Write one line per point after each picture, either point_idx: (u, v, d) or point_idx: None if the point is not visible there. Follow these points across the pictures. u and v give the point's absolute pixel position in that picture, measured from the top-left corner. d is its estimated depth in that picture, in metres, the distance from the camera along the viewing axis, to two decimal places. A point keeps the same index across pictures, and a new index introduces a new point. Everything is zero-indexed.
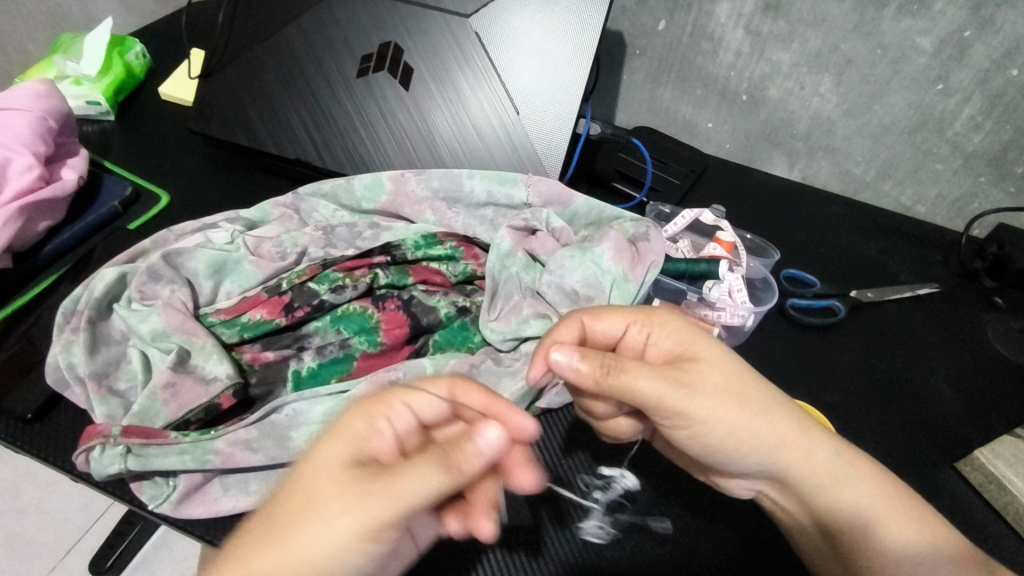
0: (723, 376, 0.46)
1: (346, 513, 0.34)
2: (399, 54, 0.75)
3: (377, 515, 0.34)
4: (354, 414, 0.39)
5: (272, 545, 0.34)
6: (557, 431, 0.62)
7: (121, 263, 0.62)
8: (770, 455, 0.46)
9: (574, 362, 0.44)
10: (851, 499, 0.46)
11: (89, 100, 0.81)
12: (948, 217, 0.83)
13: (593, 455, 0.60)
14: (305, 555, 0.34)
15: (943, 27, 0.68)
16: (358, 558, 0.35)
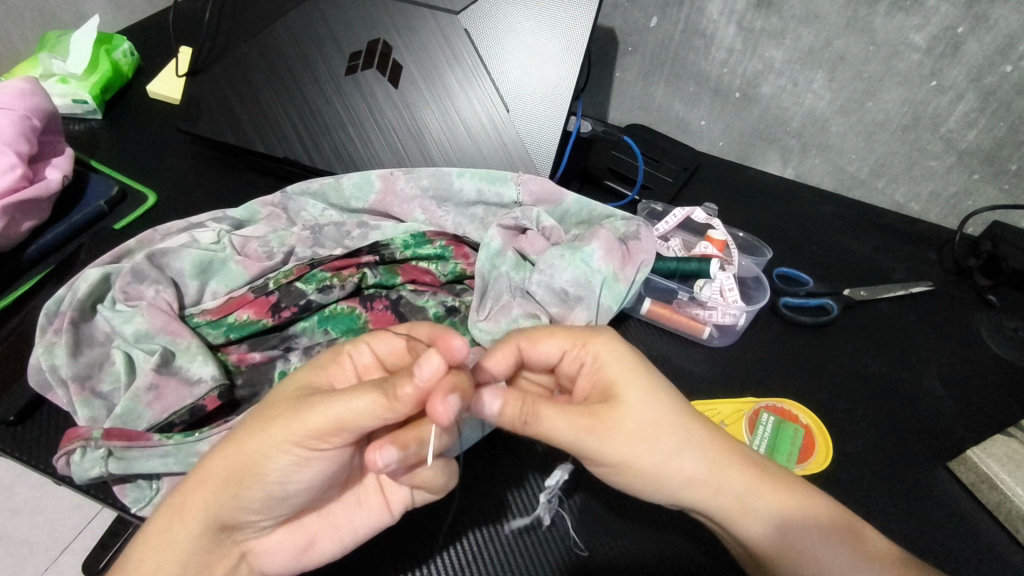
0: (646, 416, 0.44)
1: (280, 427, 0.39)
2: (388, 51, 0.75)
3: (311, 425, 0.38)
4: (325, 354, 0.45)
5: (230, 448, 0.40)
6: (488, 455, 0.60)
7: (105, 263, 0.62)
8: (682, 491, 0.45)
9: (496, 405, 0.42)
10: (762, 527, 0.44)
11: (76, 98, 0.80)
12: (942, 214, 0.82)
13: (526, 476, 0.59)
14: (248, 460, 0.39)
15: (936, 23, 0.67)
16: (289, 464, 0.40)
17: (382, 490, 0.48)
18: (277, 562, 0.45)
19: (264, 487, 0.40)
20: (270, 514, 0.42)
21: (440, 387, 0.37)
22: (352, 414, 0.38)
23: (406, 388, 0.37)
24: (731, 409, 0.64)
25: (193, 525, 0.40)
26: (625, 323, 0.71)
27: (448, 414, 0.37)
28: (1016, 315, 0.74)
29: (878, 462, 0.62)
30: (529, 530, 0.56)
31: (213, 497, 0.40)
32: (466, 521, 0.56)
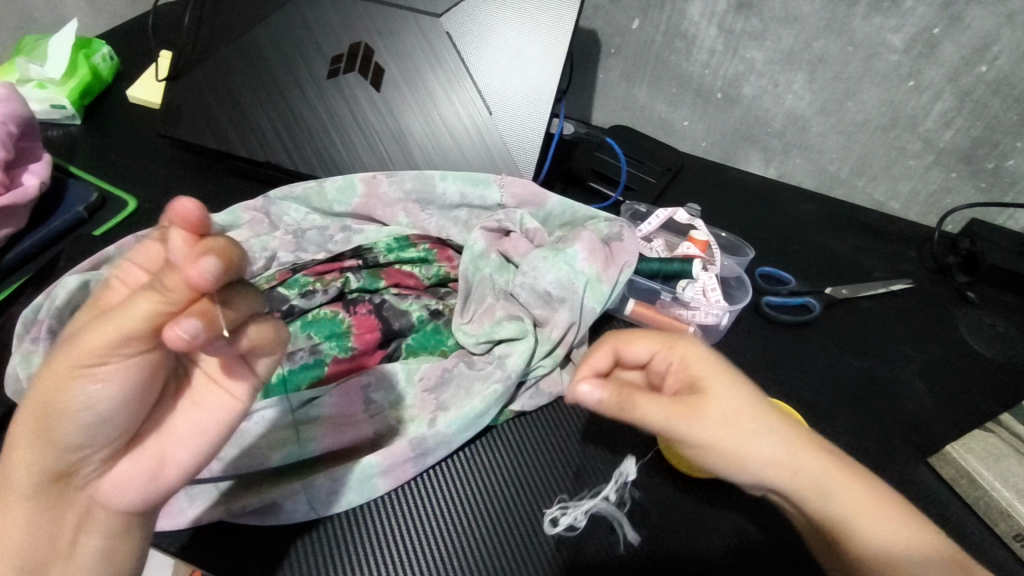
0: (730, 406, 0.44)
1: (66, 353, 0.36)
2: (370, 54, 0.74)
3: (97, 343, 0.35)
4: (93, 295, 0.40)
5: (34, 408, 0.37)
6: (526, 436, 0.61)
7: (84, 270, 0.61)
8: (761, 474, 0.44)
9: (597, 392, 0.43)
10: (836, 505, 0.43)
11: (55, 103, 0.80)
12: (921, 213, 0.83)
13: (575, 456, 0.59)
14: (45, 399, 0.36)
15: (913, 24, 0.68)
16: (97, 391, 0.36)
17: (216, 380, 0.41)
18: (126, 493, 0.40)
19: (72, 422, 0.36)
20: (105, 441, 0.38)
21: (196, 254, 0.34)
22: (134, 319, 0.34)
23: (170, 278, 0.34)
24: None
25: (28, 480, 0.37)
26: (610, 324, 0.70)
27: (207, 276, 0.33)
28: (994, 311, 0.75)
29: (860, 459, 0.63)
30: (531, 519, 0.55)
31: (30, 448, 0.37)
32: (446, 526, 0.54)
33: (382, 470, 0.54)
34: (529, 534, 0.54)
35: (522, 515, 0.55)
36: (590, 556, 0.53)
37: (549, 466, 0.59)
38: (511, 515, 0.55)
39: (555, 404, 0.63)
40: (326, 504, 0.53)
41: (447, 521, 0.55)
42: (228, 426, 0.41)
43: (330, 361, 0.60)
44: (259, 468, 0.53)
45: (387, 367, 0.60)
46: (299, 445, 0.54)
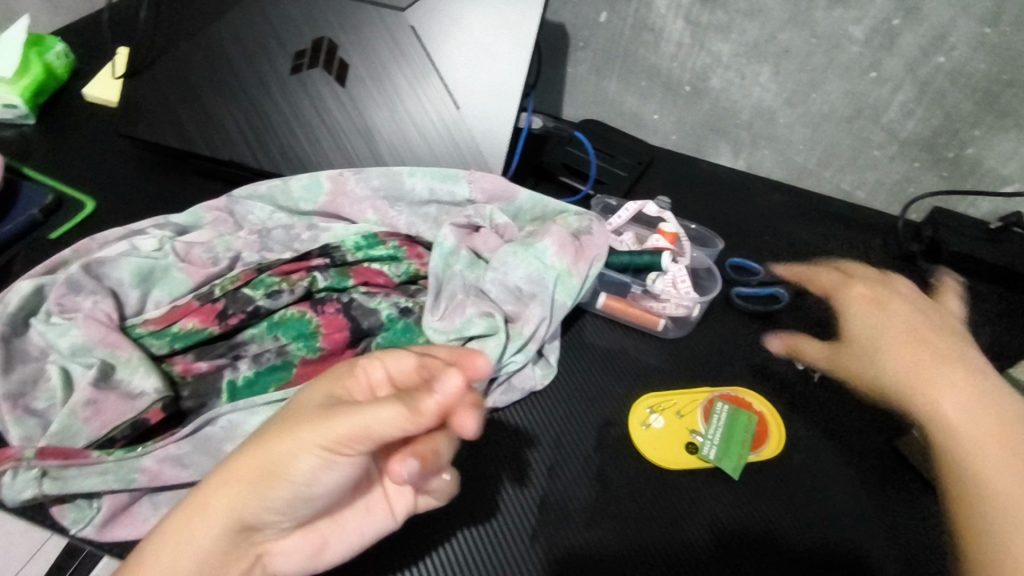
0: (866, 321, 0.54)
1: (308, 424, 0.38)
2: (334, 49, 0.73)
3: (339, 432, 0.38)
4: (327, 378, 0.43)
5: (248, 456, 0.39)
6: (505, 432, 0.60)
7: (38, 275, 0.59)
8: None
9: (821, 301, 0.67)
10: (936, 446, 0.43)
11: (6, 103, 0.77)
12: (887, 202, 0.85)
13: (558, 449, 0.60)
14: (271, 457, 0.39)
15: (873, 16, 0.69)
16: (314, 465, 0.39)
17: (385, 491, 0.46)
18: (291, 564, 0.43)
19: (280, 490, 0.39)
20: (294, 514, 0.41)
21: (462, 403, 0.37)
22: (377, 426, 0.37)
23: (428, 402, 0.37)
24: (686, 400, 0.64)
25: (212, 529, 0.39)
26: (583, 318, 0.70)
27: (469, 430, 0.37)
28: (958, 296, 0.77)
29: (833, 443, 0.63)
30: (523, 512, 0.56)
31: (230, 503, 0.39)
32: (420, 533, 0.54)
33: None
34: (504, 538, 0.54)
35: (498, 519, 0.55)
36: (566, 557, 0.53)
37: (523, 465, 0.58)
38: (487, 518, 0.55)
39: (528, 400, 0.63)
40: None
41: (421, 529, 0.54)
42: (380, 535, 0.46)
43: (299, 363, 0.59)
44: None
45: None
46: None
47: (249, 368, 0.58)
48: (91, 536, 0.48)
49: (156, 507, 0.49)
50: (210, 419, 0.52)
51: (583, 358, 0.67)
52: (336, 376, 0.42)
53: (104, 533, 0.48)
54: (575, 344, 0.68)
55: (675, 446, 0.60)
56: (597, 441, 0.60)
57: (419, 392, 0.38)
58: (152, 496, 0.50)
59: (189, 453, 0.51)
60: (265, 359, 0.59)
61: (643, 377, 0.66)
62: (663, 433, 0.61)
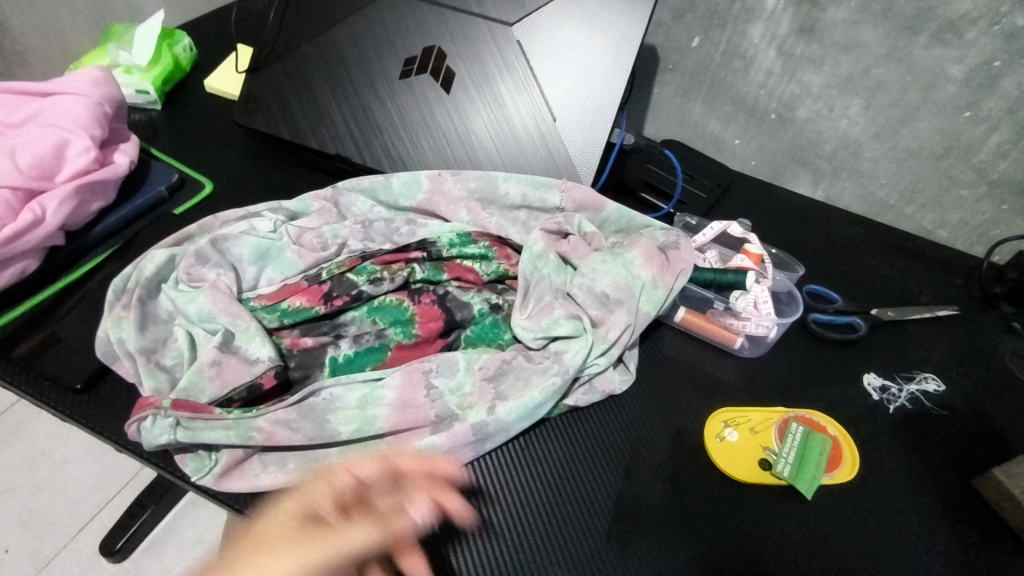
0: None
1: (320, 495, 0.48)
2: (442, 57, 0.78)
3: (317, 539, 0.44)
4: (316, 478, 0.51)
5: (263, 548, 0.43)
6: (582, 431, 0.63)
7: (169, 246, 0.65)
8: None
9: None
10: None
11: (139, 88, 0.84)
12: (969, 242, 0.84)
13: (632, 453, 0.61)
14: (270, 532, 0.45)
15: (975, 56, 0.70)
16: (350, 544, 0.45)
17: None
18: None
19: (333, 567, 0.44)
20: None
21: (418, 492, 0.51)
22: (353, 542, 0.45)
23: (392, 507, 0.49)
24: (761, 417, 0.65)
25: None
26: (659, 330, 0.73)
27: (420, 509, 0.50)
28: None
29: (902, 474, 0.63)
30: (594, 511, 0.57)
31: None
32: (498, 518, 0.56)
33: (444, 450, 0.56)
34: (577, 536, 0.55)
35: (574, 512, 0.57)
36: (640, 557, 0.55)
37: (601, 465, 0.60)
38: (565, 510, 0.57)
39: (607, 403, 0.65)
40: None
41: (502, 514, 0.56)
42: None
43: (394, 346, 0.63)
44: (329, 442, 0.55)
45: (447, 355, 0.61)
46: (365, 421, 0.56)
47: (349, 347, 0.62)
48: (209, 484, 0.53)
49: (265, 466, 0.54)
50: (314, 390, 0.56)
51: (660, 369, 0.69)
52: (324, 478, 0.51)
53: (220, 484, 0.53)
54: (652, 354, 0.70)
55: (749, 461, 0.61)
56: (672, 448, 0.62)
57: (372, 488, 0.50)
58: (262, 455, 0.54)
59: (295, 419, 0.55)
60: (364, 340, 0.63)
61: (718, 392, 0.67)
62: (737, 447, 0.62)
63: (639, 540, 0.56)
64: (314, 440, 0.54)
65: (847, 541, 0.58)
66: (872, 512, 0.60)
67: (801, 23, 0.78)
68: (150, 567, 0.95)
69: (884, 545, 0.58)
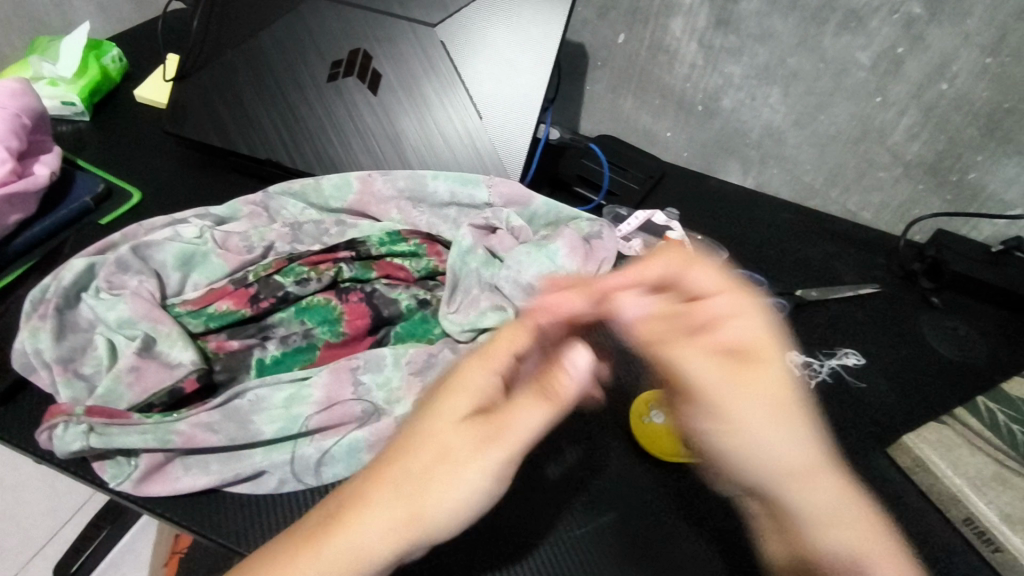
0: (747, 334, 0.49)
1: (432, 406, 0.49)
2: (368, 59, 0.79)
3: (494, 446, 0.46)
4: (467, 375, 0.50)
5: (407, 480, 0.46)
6: None
7: (90, 254, 0.64)
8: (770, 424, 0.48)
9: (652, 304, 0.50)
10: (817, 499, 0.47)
11: (65, 100, 0.84)
12: (891, 223, 0.88)
13: (557, 438, 0.63)
14: (430, 436, 0.47)
15: (879, 43, 0.73)
16: (472, 478, 0.46)
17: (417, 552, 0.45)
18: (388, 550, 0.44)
19: (488, 481, 0.47)
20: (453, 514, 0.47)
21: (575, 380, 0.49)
22: (518, 430, 0.47)
23: (557, 388, 0.48)
24: None
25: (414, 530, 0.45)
26: None
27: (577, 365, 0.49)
28: (957, 315, 0.80)
29: None
30: (518, 493, 0.59)
31: (397, 497, 0.45)
32: None
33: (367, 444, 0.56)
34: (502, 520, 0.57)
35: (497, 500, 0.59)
36: (559, 540, 0.57)
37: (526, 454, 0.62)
38: None
39: None
40: (315, 476, 0.54)
41: None
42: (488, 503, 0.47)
43: (323, 346, 0.63)
44: (252, 443, 0.55)
45: (374, 352, 0.62)
46: (290, 420, 0.56)
47: (277, 347, 0.63)
48: (128, 490, 0.52)
49: (187, 469, 0.53)
50: (239, 392, 0.57)
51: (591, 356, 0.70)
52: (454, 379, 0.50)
53: (139, 489, 0.52)
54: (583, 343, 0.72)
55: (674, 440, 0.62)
56: (597, 431, 0.64)
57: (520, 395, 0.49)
58: (183, 459, 0.54)
59: (219, 421, 0.55)
60: (292, 341, 0.63)
61: (646, 375, 0.69)
62: (664, 428, 0.63)
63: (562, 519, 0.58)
64: (236, 441, 0.54)
65: None
66: None
67: (717, 17, 0.80)
68: None
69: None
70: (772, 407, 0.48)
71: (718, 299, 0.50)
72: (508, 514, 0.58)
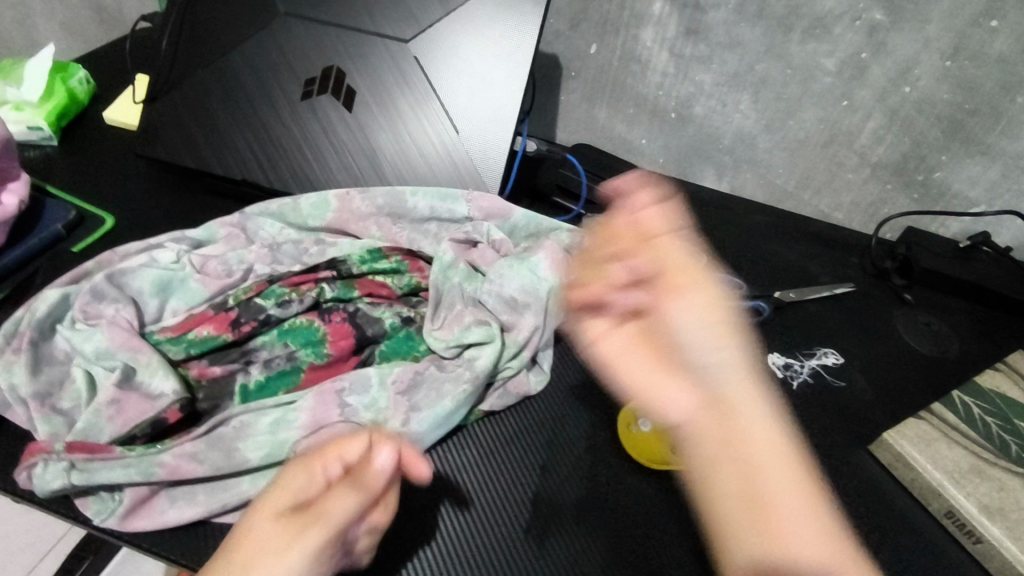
0: (679, 262, 0.56)
1: (284, 484, 0.44)
2: (342, 76, 0.78)
3: (315, 542, 0.41)
4: (295, 470, 0.45)
5: None
6: (500, 432, 0.64)
7: (64, 284, 0.63)
8: (721, 354, 0.51)
9: (637, 263, 0.56)
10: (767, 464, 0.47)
11: (31, 125, 0.82)
12: (862, 222, 0.90)
13: (548, 450, 0.63)
14: (244, 536, 0.41)
15: (842, 49, 0.75)
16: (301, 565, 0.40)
17: None
18: None
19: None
20: None
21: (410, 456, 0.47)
22: (338, 517, 0.42)
23: (371, 477, 0.45)
24: None
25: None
26: None
27: (383, 464, 0.45)
28: (929, 310, 0.82)
29: (806, 447, 0.68)
30: (512, 510, 0.59)
31: None
32: (416, 527, 0.56)
33: None
34: (497, 539, 0.57)
35: (491, 514, 0.58)
36: (556, 550, 0.56)
37: (519, 467, 0.62)
38: (483, 512, 0.58)
39: (522, 404, 0.66)
40: None
41: (420, 524, 0.57)
42: None
43: (307, 367, 0.63)
44: (238, 472, 0.54)
45: (360, 371, 0.62)
46: (277, 446, 0.55)
47: (260, 372, 0.62)
48: (113, 526, 0.51)
49: (172, 502, 0.53)
50: (223, 419, 0.56)
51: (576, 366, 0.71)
52: (306, 458, 0.45)
53: (125, 524, 0.51)
54: (568, 353, 0.72)
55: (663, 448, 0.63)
56: (588, 441, 0.64)
57: (361, 468, 0.45)
58: (169, 491, 0.53)
59: (203, 450, 0.54)
60: (275, 364, 0.63)
61: None
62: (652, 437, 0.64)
63: (559, 534, 0.57)
64: (222, 471, 0.54)
65: None
66: None
67: (687, 26, 0.82)
68: None
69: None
70: (719, 329, 0.52)
71: (665, 239, 0.57)
72: (504, 532, 0.57)
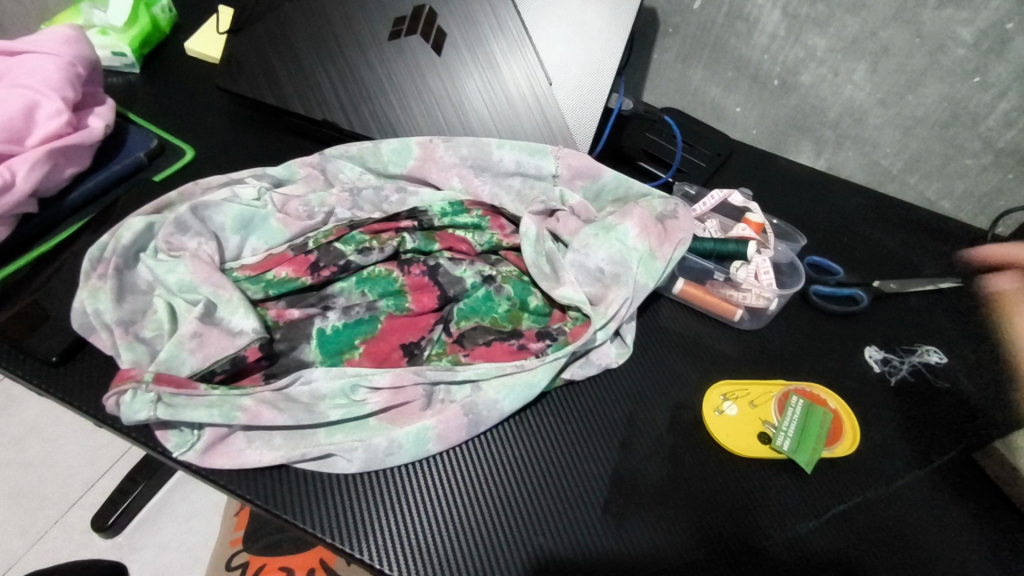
0: None
1: None
2: (433, 18, 0.74)
3: None
4: None
5: None
6: (582, 404, 0.61)
7: (149, 213, 0.62)
8: None
9: None
10: None
11: (116, 50, 0.81)
12: (973, 213, 0.81)
13: (630, 426, 0.60)
14: None
15: (986, 18, 0.66)
16: None
17: None
18: None
19: None
20: None
21: None
22: None
23: None
24: (761, 390, 0.63)
25: None
26: (657, 301, 0.71)
27: None
28: None
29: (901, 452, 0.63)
30: (590, 485, 0.56)
31: None
32: (491, 494, 0.54)
33: (437, 435, 0.54)
34: (576, 514, 0.54)
35: (569, 486, 0.56)
36: (637, 531, 0.53)
37: (598, 439, 0.59)
38: (560, 482, 0.56)
39: (602, 376, 0.63)
40: (381, 465, 0.53)
41: (494, 491, 0.55)
42: None
43: (386, 318, 0.61)
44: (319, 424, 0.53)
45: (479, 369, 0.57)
46: (355, 405, 0.54)
47: (338, 318, 0.60)
48: (192, 460, 0.51)
49: (250, 441, 0.52)
50: (299, 377, 0.54)
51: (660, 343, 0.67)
52: None
53: (204, 460, 0.51)
54: (650, 328, 0.69)
55: (747, 435, 0.60)
56: (672, 419, 0.61)
57: None
58: (246, 431, 0.52)
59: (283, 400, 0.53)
60: (354, 313, 0.61)
61: (718, 364, 0.66)
62: (736, 421, 0.61)
63: (639, 515, 0.54)
64: (302, 421, 0.52)
65: (843, 519, 0.57)
66: (876, 489, 0.59)
67: None
68: (144, 543, 0.90)
69: (882, 504, 0.58)
70: None
71: None
72: (579, 506, 0.55)
